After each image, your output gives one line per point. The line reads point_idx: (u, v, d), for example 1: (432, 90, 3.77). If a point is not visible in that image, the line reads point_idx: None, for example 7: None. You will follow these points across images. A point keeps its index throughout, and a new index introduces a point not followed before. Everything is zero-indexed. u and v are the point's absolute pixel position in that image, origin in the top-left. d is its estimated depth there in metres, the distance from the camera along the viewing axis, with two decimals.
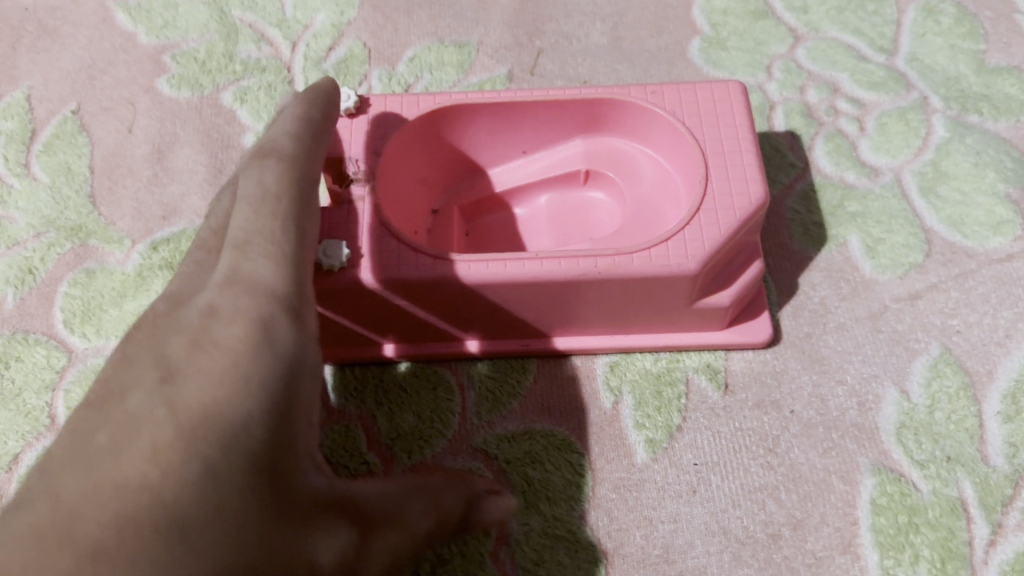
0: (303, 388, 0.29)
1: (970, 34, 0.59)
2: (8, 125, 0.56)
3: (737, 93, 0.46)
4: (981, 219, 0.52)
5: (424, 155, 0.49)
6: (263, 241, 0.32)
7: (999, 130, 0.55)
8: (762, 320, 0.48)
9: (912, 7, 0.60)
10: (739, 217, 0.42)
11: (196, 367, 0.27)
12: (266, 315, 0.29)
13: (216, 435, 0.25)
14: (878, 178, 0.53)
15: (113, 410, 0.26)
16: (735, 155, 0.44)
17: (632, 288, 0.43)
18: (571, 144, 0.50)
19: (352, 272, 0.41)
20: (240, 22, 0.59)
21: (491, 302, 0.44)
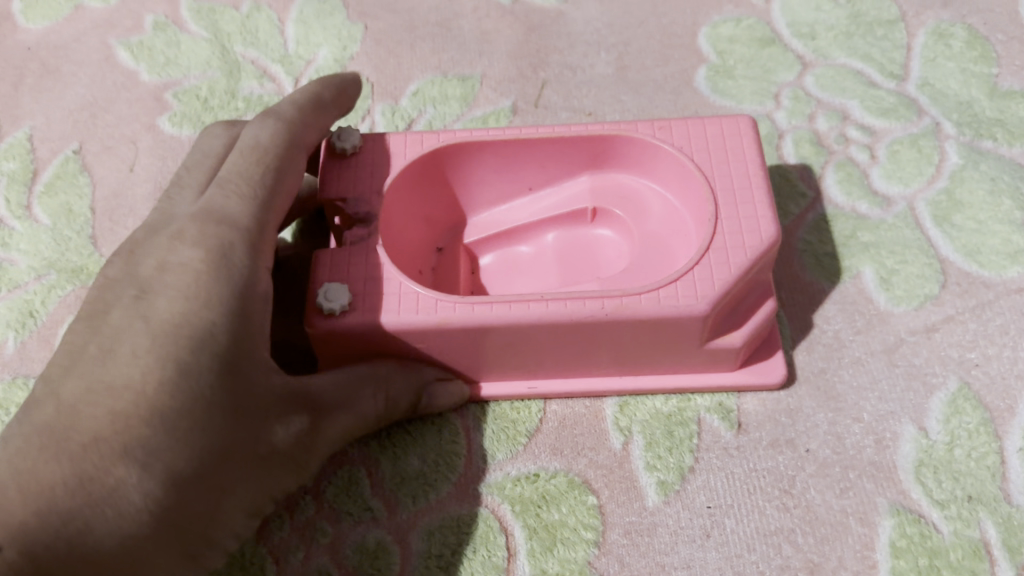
0: (260, 300, 0.38)
1: (981, 57, 0.58)
2: (10, 166, 0.56)
3: (748, 129, 0.45)
4: (997, 248, 0.51)
5: (428, 193, 0.48)
6: (236, 178, 0.41)
7: (1014, 156, 0.54)
8: (777, 360, 0.47)
9: (922, 31, 0.59)
10: (750, 256, 0.41)
11: (165, 287, 0.36)
12: (228, 244, 0.38)
13: (185, 346, 0.34)
14: (890, 208, 0.52)
15: (101, 320, 0.35)
16: (744, 192, 0.43)
17: (642, 330, 0.42)
18: (577, 181, 0.50)
19: (354, 316, 0.41)
20: (243, 58, 0.59)
21: (498, 345, 0.43)
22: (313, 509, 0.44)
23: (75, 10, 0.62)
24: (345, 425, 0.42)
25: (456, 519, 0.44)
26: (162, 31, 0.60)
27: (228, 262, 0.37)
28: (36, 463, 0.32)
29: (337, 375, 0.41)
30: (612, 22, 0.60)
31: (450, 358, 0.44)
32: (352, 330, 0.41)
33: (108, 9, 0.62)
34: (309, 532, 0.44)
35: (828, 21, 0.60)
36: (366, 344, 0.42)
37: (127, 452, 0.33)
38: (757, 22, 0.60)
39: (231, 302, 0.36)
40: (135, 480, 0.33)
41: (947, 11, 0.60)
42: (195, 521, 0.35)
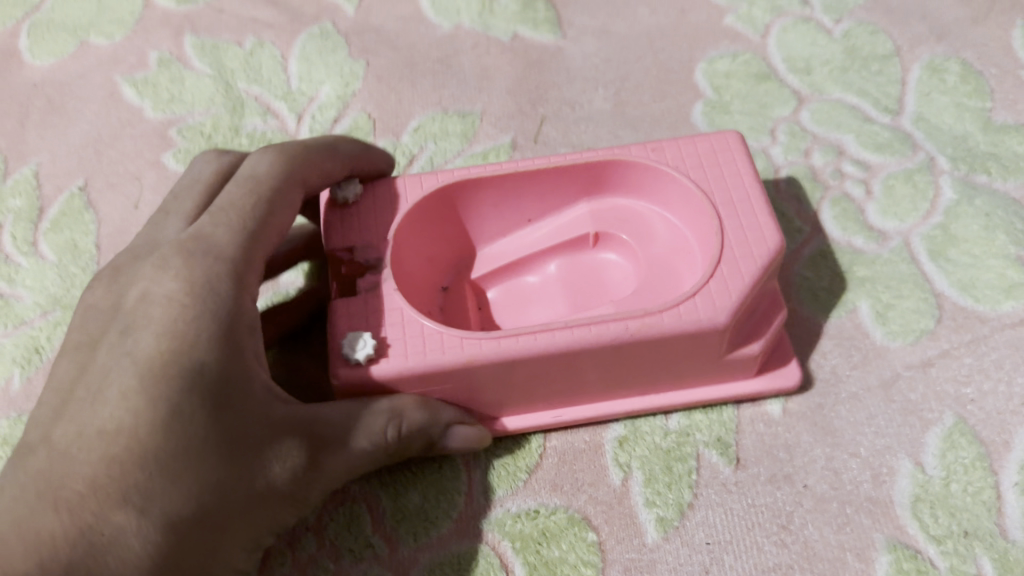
0: (248, 325, 0.39)
1: (975, 92, 0.59)
2: (16, 203, 0.57)
3: (737, 145, 0.46)
4: (992, 282, 0.51)
5: (430, 232, 0.49)
6: (221, 208, 0.42)
7: (1008, 190, 0.54)
8: (792, 365, 0.48)
9: (917, 65, 0.60)
10: (760, 263, 0.42)
11: (149, 325, 0.37)
12: (210, 273, 0.39)
13: (167, 381, 0.36)
14: (886, 243, 0.53)
15: (94, 364, 0.37)
16: (745, 204, 0.44)
17: (664, 347, 0.42)
18: (574, 208, 0.50)
19: (382, 362, 0.41)
20: (246, 95, 0.59)
21: (514, 379, 0.43)
22: (313, 545, 0.45)
23: (81, 47, 0.63)
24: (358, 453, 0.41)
25: (457, 556, 0.44)
26: (166, 67, 0.61)
27: (210, 292, 0.38)
28: (34, 514, 0.34)
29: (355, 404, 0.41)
30: (610, 57, 0.61)
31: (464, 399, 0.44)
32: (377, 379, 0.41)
33: (113, 46, 0.63)
34: (310, 569, 0.44)
35: (823, 56, 0.61)
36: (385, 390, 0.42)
37: (121, 495, 0.34)
38: (753, 57, 0.61)
39: (214, 334, 0.37)
40: (131, 521, 0.34)
41: (941, 45, 0.61)
42: (199, 556, 0.36)
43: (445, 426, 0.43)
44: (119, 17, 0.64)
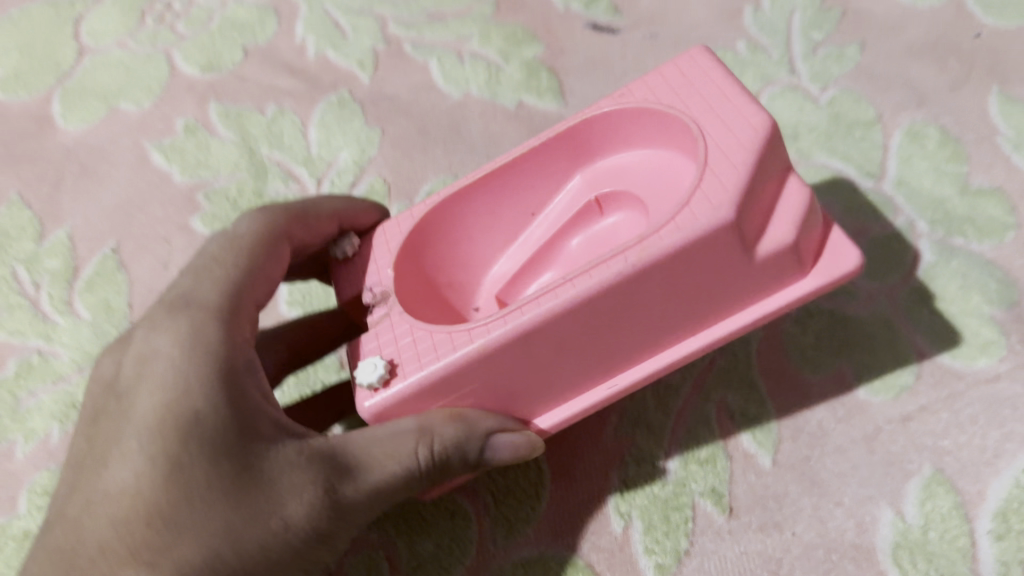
0: (235, 371, 0.43)
1: (953, 157, 0.62)
2: (52, 264, 0.60)
3: (700, 53, 0.48)
4: (968, 340, 0.54)
5: (437, 254, 0.52)
6: (202, 275, 0.48)
7: (984, 251, 0.58)
8: (845, 249, 0.44)
9: (898, 131, 0.64)
10: (750, 148, 0.42)
11: (144, 389, 0.43)
12: (193, 330, 0.44)
13: (161, 433, 0.41)
14: (867, 302, 0.57)
15: (102, 434, 0.43)
16: (721, 102, 0.45)
17: (677, 272, 0.42)
18: (573, 183, 0.53)
19: (398, 380, 0.43)
20: (269, 161, 0.63)
21: (537, 365, 0.44)
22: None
23: (111, 113, 0.67)
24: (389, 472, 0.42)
25: None
26: (192, 134, 0.65)
27: (193, 345, 0.43)
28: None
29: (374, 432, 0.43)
30: None
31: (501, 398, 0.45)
32: (401, 399, 0.43)
33: (141, 112, 0.67)
34: None
35: (809, 122, 0.65)
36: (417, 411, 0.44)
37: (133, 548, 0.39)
38: None
39: (199, 370, 0.42)
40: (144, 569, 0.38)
41: (921, 111, 0.65)
42: None
43: (485, 437, 0.44)
44: (146, 83, 0.68)
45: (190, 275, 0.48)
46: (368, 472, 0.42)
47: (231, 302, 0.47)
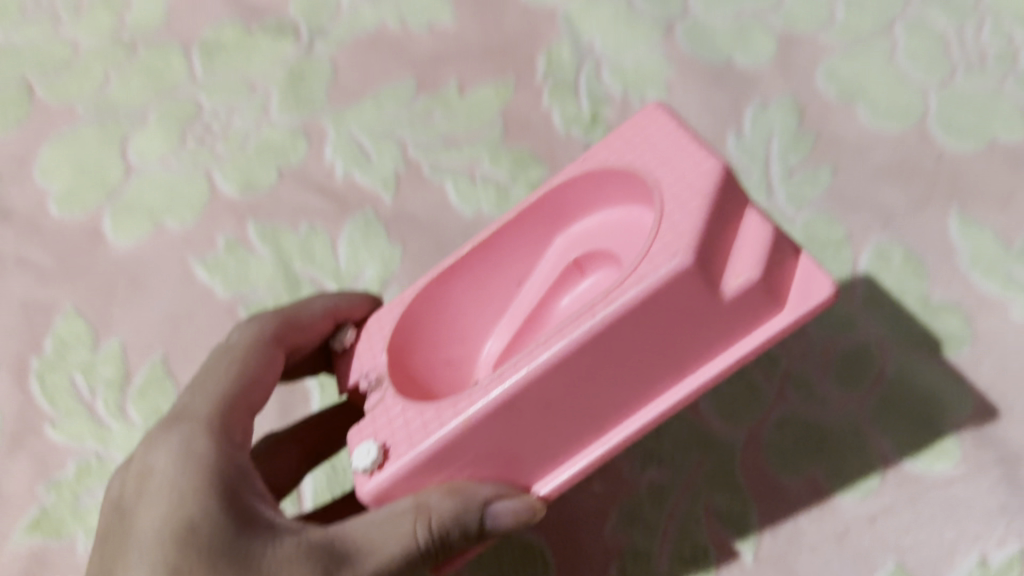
0: (226, 472, 0.52)
1: (916, 274, 0.70)
2: (106, 372, 0.67)
3: (655, 111, 0.54)
4: (927, 447, 0.62)
5: (434, 329, 0.60)
6: (193, 397, 0.57)
7: (943, 363, 0.65)
8: (819, 278, 0.48)
9: (867, 250, 0.72)
10: (704, 193, 0.48)
11: (151, 501, 0.52)
12: (187, 443, 0.53)
13: (168, 533, 0.49)
14: (837, 411, 0.64)
15: (121, 543, 0.51)
16: (676, 155, 0.51)
17: (646, 320, 0.47)
18: (555, 245, 0.60)
19: (389, 462, 0.50)
20: (304, 277, 0.71)
21: (527, 421, 0.50)
22: None
23: (159, 230, 0.74)
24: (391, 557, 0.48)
25: None
26: (232, 251, 0.73)
27: (188, 456, 0.52)
28: None
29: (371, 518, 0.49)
30: None
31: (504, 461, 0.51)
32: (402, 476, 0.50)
33: (186, 229, 0.74)
34: None
35: None
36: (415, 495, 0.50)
37: None
38: None
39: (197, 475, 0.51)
40: None
41: (887, 232, 0.72)
42: None
43: (483, 508, 0.50)
44: (189, 202, 0.76)
45: (183, 401, 0.58)
46: (365, 559, 0.49)
47: (219, 416, 0.56)
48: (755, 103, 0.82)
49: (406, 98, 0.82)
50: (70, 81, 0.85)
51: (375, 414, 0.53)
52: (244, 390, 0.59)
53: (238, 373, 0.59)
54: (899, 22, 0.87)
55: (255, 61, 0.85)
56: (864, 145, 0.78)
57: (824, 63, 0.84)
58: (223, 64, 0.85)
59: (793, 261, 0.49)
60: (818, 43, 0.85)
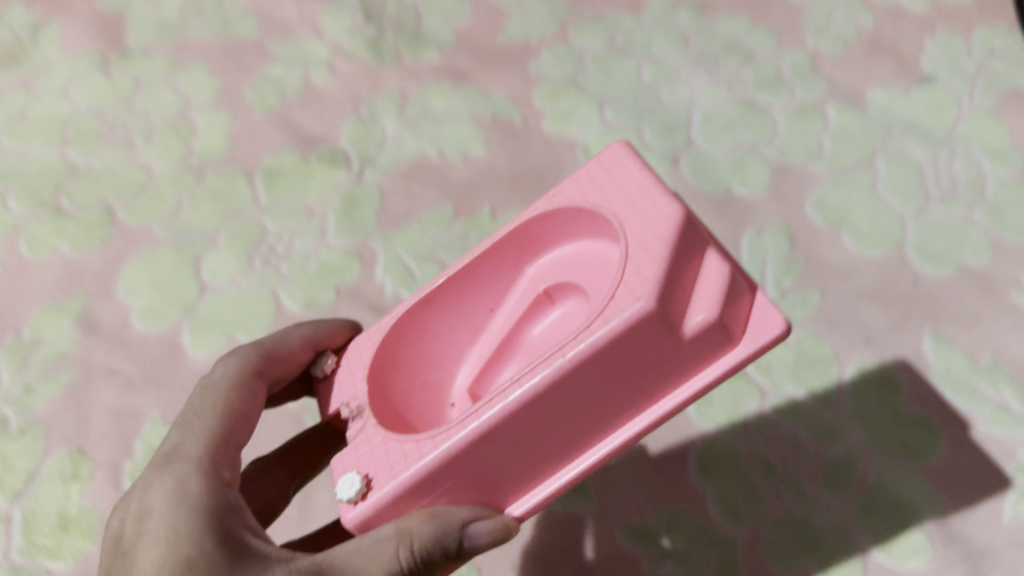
0: (216, 502, 0.60)
1: (894, 389, 0.82)
2: None
3: (620, 149, 0.64)
4: (903, 546, 0.74)
5: (417, 348, 0.70)
6: (183, 436, 0.65)
7: (916, 469, 0.78)
8: (773, 315, 0.57)
9: (851, 366, 0.83)
10: (667, 238, 0.57)
11: (150, 530, 0.59)
12: (181, 477, 0.61)
13: (167, 559, 0.57)
14: (825, 512, 0.77)
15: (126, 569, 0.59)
16: (637, 195, 0.61)
17: (613, 356, 0.55)
18: (525, 274, 0.70)
19: (371, 494, 0.58)
20: None
21: (506, 450, 0.58)
22: None
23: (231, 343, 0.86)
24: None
25: None
26: None
27: (183, 489, 0.60)
28: None
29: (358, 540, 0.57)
30: None
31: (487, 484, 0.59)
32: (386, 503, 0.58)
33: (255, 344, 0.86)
34: None
35: (781, 359, 0.84)
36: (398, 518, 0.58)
37: None
38: None
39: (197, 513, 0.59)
40: None
41: (869, 350, 0.84)
42: None
43: (462, 530, 0.57)
44: (259, 318, 0.87)
45: (175, 438, 0.66)
46: None
47: (209, 452, 0.64)
48: (752, 230, 0.93)
49: (445, 223, 0.96)
50: (147, 206, 0.97)
51: (359, 444, 0.61)
52: (231, 429, 0.67)
53: (225, 412, 0.67)
54: (879, 155, 0.98)
55: (312, 188, 0.98)
56: (850, 269, 0.89)
57: (814, 192, 0.95)
58: (284, 190, 0.98)
59: (750, 299, 0.58)
60: (809, 174, 0.97)
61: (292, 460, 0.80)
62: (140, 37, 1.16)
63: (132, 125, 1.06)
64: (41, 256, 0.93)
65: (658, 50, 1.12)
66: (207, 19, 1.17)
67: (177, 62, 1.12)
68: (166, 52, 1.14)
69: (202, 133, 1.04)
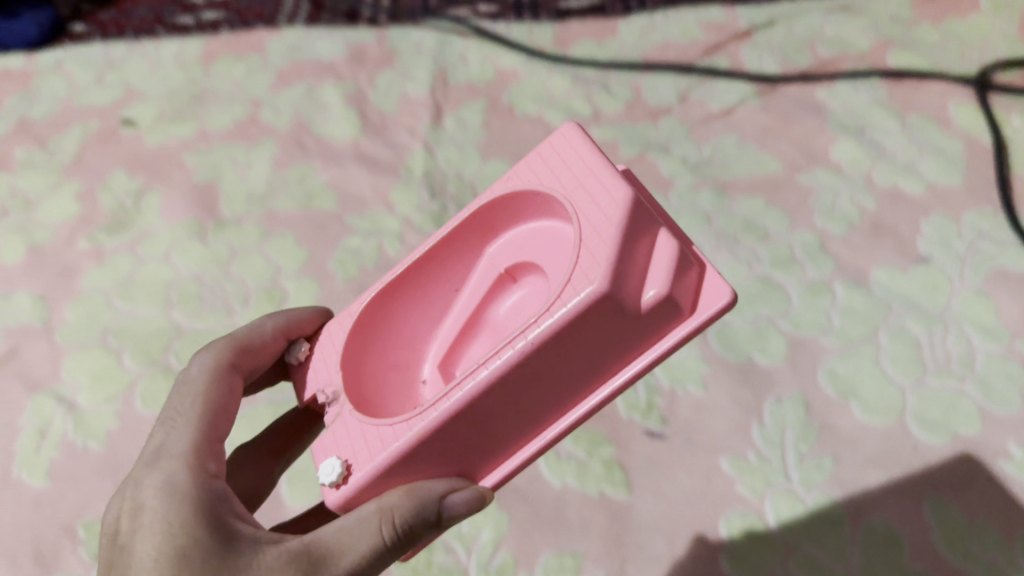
0: (202, 488, 0.76)
1: (899, 549, 0.95)
2: None
3: (572, 131, 0.80)
4: None
5: (396, 319, 0.89)
6: (168, 441, 0.81)
7: None
8: (722, 288, 0.71)
9: (860, 526, 0.97)
10: (618, 223, 0.70)
11: (146, 512, 0.74)
12: (171, 471, 0.77)
13: (164, 534, 0.72)
14: None
15: (129, 545, 0.74)
16: (587, 179, 0.76)
17: (571, 334, 0.69)
18: (489, 252, 0.88)
19: (354, 476, 0.74)
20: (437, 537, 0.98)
21: (480, 419, 0.73)
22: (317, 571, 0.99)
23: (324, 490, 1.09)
24: (364, 544, 0.72)
25: None
26: None
27: (174, 482, 0.76)
28: None
29: (345, 518, 0.73)
30: (666, 515, 0.99)
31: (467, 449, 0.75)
32: (366, 481, 0.73)
33: None
34: None
35: (799, 520, 0.98)
36: (379, 495, 0.74)
37: None
38: (753, 516, 0.98)
39: (189, 500, 0.74)
40: None
41: (876, 513, 0.98)
42: None
43: (440, 503, 0.73)
44: None
45: (158, 442, 0.82)
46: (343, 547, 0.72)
47: (192, 450, 0.80)
48: (773, 397, 1.07)
49: None
50: None
51: (336, 429, 0.78)
52: (210, 431, 0.83)
53: (203, 418, 0.83)
54: (881, 331, 1.13)
55: None
56: (859, 436, 1.03)
57: (826, 363, 1.10)
58: None
59: (696, 272, 0.72)
60: (820, 346, 1.12)
61: (273, 445, 1.04)
62: (233, 208, 1.34)
63: (229, 290, 1.22)
64: (154, 410, 1.09)
65: (685, 228, 1.29)
66: (293, 193, 1.35)
67: (266, 231, 1.30)
68: (257, 222, 1.31)
69: (291, 300, 1.21)
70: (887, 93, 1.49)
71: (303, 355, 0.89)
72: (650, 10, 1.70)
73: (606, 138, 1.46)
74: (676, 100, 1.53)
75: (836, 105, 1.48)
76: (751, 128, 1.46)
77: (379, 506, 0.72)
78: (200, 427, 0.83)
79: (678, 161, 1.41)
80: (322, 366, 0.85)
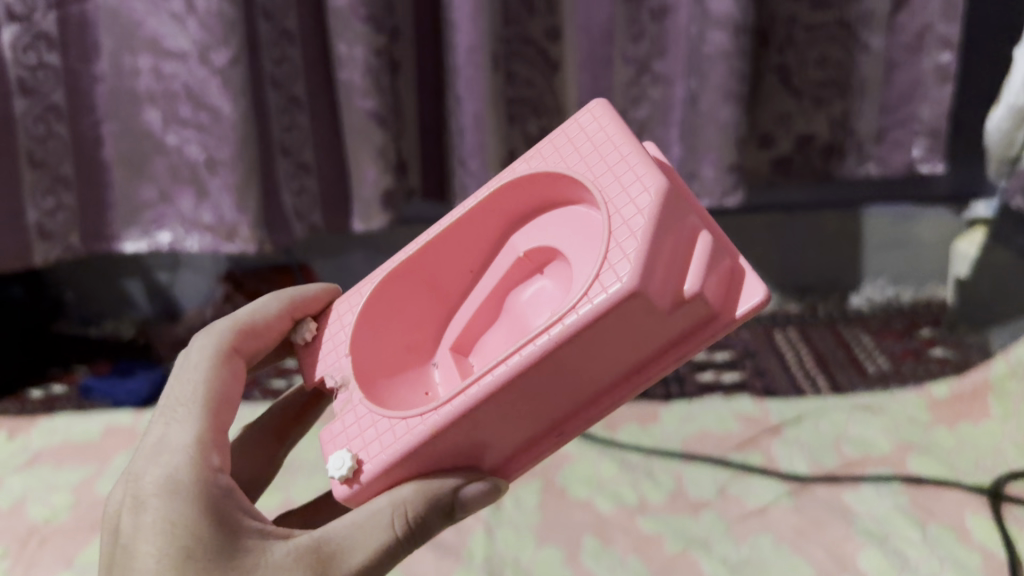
0: (197, 479, 0.94)
1: None
2: None
3: (605, 110, 1.02)
4: None
5: (426, 293, 1.15)
6: (166, 440, 0.99)
7: None
8: (759, 286, 0.93)
9: None
10: (649, 219, 0.88)
11: (146, 508, 0.91)
12: (170, 467, 0.94)
13: (162, 529, 0.89)
14: None
15: (132, 535, 0.91)
16: (618, 167, 0.96)
17: (601, 327, 0.86)
18: (518, 235, 1.12)
19: (365, 468, 0.92)
20: None
21: (515, 400, 0.90)
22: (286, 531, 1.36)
23: None
24: (382, 524, 0.89)
25: None
26: None
27: (174, 478, 0.93)
28: None
29: (360, 516, 0.90)
30: None
31: (478, 445, 0.93)
32: (375, 473, 0.91)
33: None
34: None
35: None
36: (380, 492, 0.93)
37: None
38: None
39: (186, 494, 0.91)
40: None
41: None
42: None
43: (455, 495, 0.92)
44: None
45: (158, 440, 0.99)
46: (355, 540, 0.89)
47: (187, 446, 0.97)
48: None
49: None
50: None
51: (353, 417, 0.96)
52: (207, 424, 1.01)
53: (201, 416, 1.01)
54: None
55: None
56: None
57: None
58: None
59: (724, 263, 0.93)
60: None
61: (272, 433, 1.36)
62: None
63: None
64: None
65: None
66: None
67: None
68: None
69: None
70: (909, 499, 1.64)
71: (305, 338, 1.12)
72: (688, 395, 2.01)
73: (653, 531, 1.60)
74: (716, 494, 1.69)
75: (862, 510, 1.63)
76: (786, 529, 1.60)
77: (395, 502, 0.89)
78: (197, 422, 1.01)
79: (719, 560, 1.53)
80: (341, 336, 1.08)
